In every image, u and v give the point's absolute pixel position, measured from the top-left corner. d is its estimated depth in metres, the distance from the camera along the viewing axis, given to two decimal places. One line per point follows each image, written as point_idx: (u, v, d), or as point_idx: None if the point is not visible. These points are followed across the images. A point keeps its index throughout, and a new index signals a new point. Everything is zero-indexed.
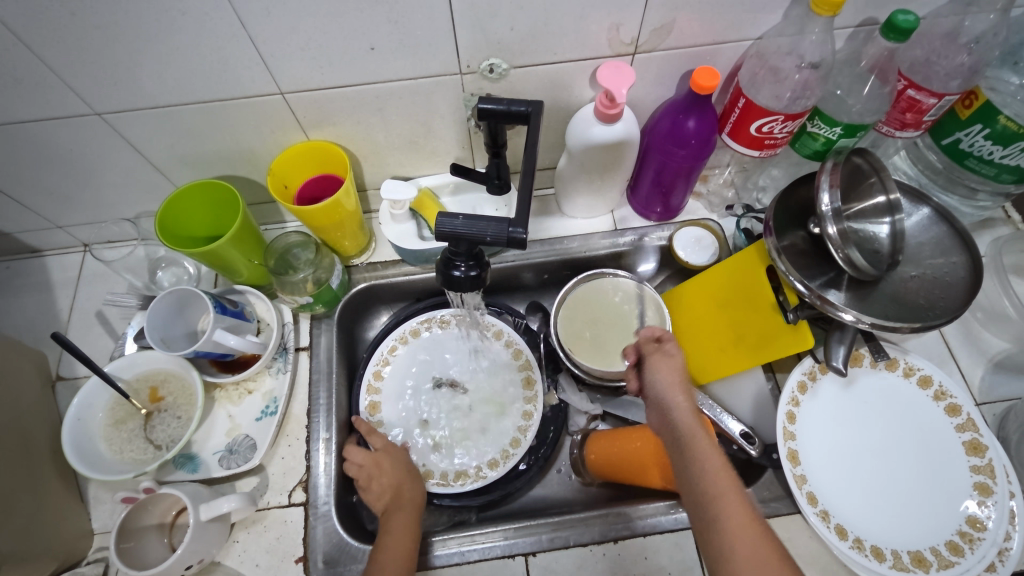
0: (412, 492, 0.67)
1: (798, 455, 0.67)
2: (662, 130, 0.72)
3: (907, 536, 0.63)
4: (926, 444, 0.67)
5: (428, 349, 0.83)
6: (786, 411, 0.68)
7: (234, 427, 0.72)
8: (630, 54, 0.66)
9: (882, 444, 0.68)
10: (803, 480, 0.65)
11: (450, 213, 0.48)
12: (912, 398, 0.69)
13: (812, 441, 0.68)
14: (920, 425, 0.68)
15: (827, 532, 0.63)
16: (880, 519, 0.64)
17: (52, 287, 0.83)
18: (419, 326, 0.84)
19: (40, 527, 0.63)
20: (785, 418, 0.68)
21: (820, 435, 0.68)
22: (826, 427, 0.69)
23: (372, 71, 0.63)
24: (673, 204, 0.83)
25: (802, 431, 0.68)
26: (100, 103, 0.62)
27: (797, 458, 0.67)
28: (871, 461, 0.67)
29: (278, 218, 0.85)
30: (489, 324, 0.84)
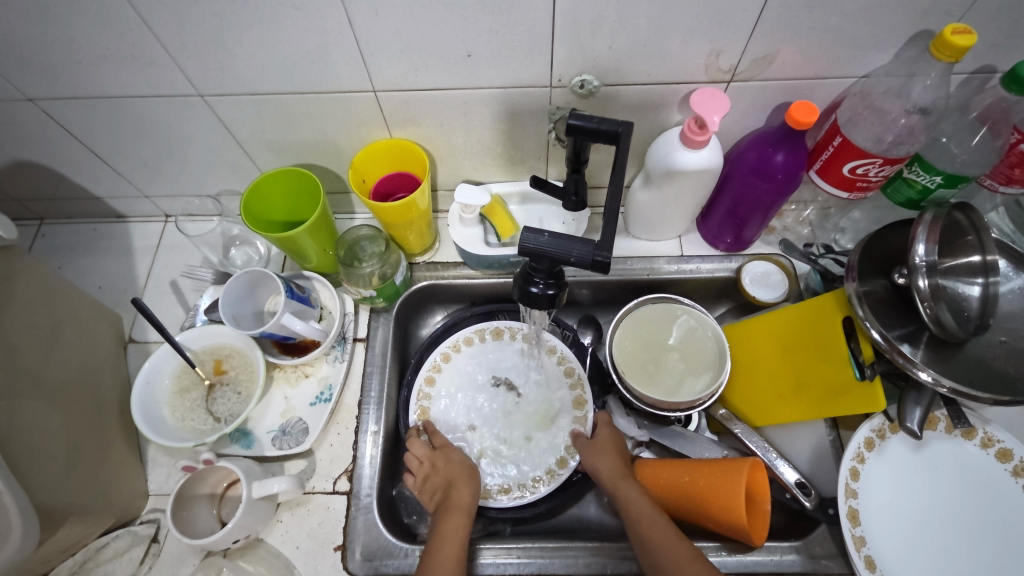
0: (462, 500, 0.65)
1: (858, 515, 0.64)
2: (748, 161, 0.70)
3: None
4: (1000, 521, 0.63)
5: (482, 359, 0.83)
6: (850, 467, 0.65)
7: (288, 409, 0.74)
8: (726, 81, 0.64)
9: (950, 515, 0.64)
10: (861, 542, 0.63)
11: (537, 230, 0.47)
12: (988, 469, 0.65)
13: (873, 501, 0.65)
14: (995, 500, 0.64)
15: None
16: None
17: (132, 252, 0.87)
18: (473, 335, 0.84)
19: (104, 483, 0.66)
20: (848, 474, 0.65)
21: (883, 496, 0.65)
22: (891, 488, 0.65)
23: (464, 77, 0.63)
24: (746, 236, 0.81)
25: (864, 490, 0.65)
26: (203, 86, 0.65)
27: (857, 518, 0.63)
28: (937, 531, 0.63)
29: (349, 208, 0.87)
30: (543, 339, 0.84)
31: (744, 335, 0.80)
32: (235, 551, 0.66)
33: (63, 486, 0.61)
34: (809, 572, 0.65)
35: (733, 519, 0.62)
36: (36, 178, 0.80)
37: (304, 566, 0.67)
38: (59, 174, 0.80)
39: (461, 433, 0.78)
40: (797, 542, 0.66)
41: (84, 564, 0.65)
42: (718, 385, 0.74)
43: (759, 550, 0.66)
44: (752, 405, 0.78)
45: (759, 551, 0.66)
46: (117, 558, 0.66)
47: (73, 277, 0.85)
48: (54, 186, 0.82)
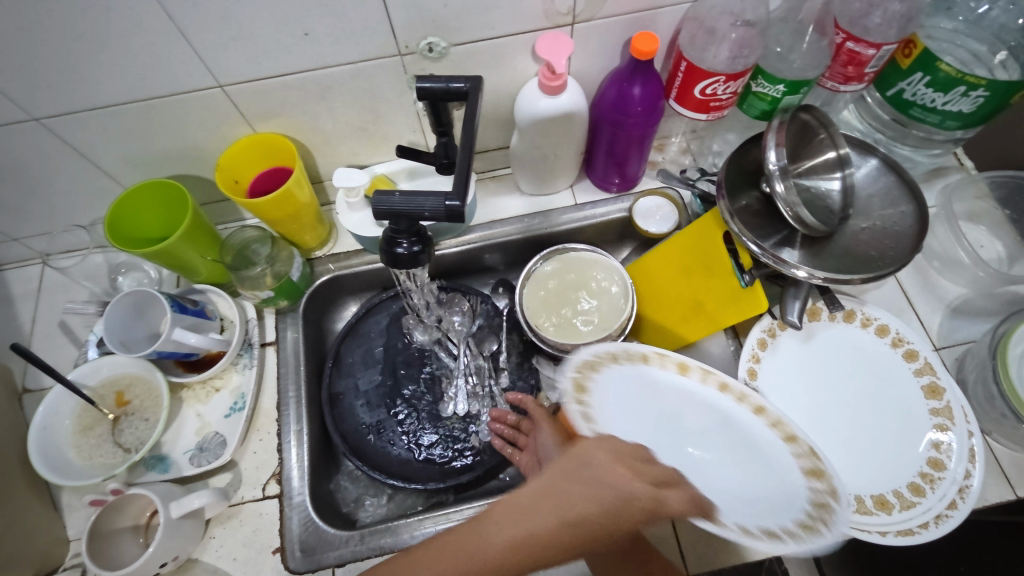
0: (489, 539, 0.43)
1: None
2: (609, 99, 0.72)
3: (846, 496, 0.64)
4: (876, 411, 0.68)
5: (702, 451, 0.48)
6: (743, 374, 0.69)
7: (203, 425, 0.72)
8: (569, 24, 0.66)
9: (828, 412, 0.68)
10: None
11: (388, 191, 0.48)
12: (874, 362, 0.69)
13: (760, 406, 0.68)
14: (873, 394, 0.68)
15: None
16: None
17: (12, 300, 0.82)
18: (737, 392, 0.49)
19: (11, 537, 0.63)
20: (733, 384, 0.69)
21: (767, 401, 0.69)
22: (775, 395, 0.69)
23: (311, 58, 0.63)
24: (630, 173, 0.83)
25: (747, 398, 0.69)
26: (36, 108, 0.61)
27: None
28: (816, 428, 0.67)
29: (236, 216, 0.85)
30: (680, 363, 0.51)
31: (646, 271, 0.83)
32: None
33: None
34: None
35: None
36: None
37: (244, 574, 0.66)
38: None
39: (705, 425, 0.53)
40: None
41: None
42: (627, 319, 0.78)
43: None
44: (662, 332, 0.81)
45: None
46: None
47: None
48: None
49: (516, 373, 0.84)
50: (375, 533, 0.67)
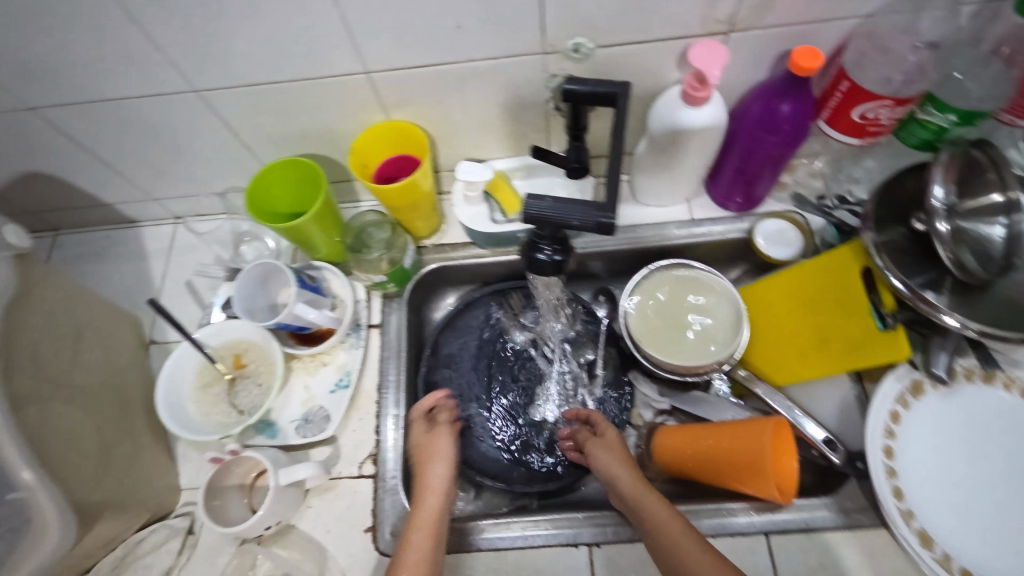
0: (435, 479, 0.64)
1: (894, 449, 0.64)
2: (753, 115, 0.68)
3: None
4: None
5: None
6: (890, 411, 0.65)
7: (309, 397, 0.75)
8: (724, 33, 0.62)
9: (1006, 442, 0.62)
10: (893, 472, 0.63)
11: (538, 196, 0.47)
12: None
13: (918, 433, 0.64)
14: None
15: (909, 537, 0.61)
16: (993, 520, 0.60)
17: (148, 256, 0.88)
18: None
19: (136, 479, 0.67)
20: (887, 418, 0.65)
21: (928, 429, 0.64)
22: (941, 421, 0.64)
23: (457, 50, 0.62)
24: (756, 193, 0.79)
25: (918, 441, 0.64)
26: (199, 81, 0.64)
27: (893, 453, 0.64)
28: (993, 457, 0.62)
29: (353, 197, 0.87)
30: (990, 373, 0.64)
31: (760, 298, 0.78)
32: (269, 538, 0.68)
33: (95, 483, 0.63)
34: (842, 528, 0.65)
35: (758, 477, 0.62)
36: (48, 187, 0.82)
37: (336, 548, 0.68)
38: (69, 183, 0.81)
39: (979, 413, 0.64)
40: (827, 498, 0.66)
41: (125, 559, 0.67)
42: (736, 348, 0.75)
43: (789, 509, 0.65)
44: (773, 364, 0.76)
45: (788, 509, 0.65)
46: (156, 550, 0.68)
47: (94, 284, 0.87)
48: (67, 195, 0.84)
49: (609, 386, 0.82)
50: (468, 530, 0.68)
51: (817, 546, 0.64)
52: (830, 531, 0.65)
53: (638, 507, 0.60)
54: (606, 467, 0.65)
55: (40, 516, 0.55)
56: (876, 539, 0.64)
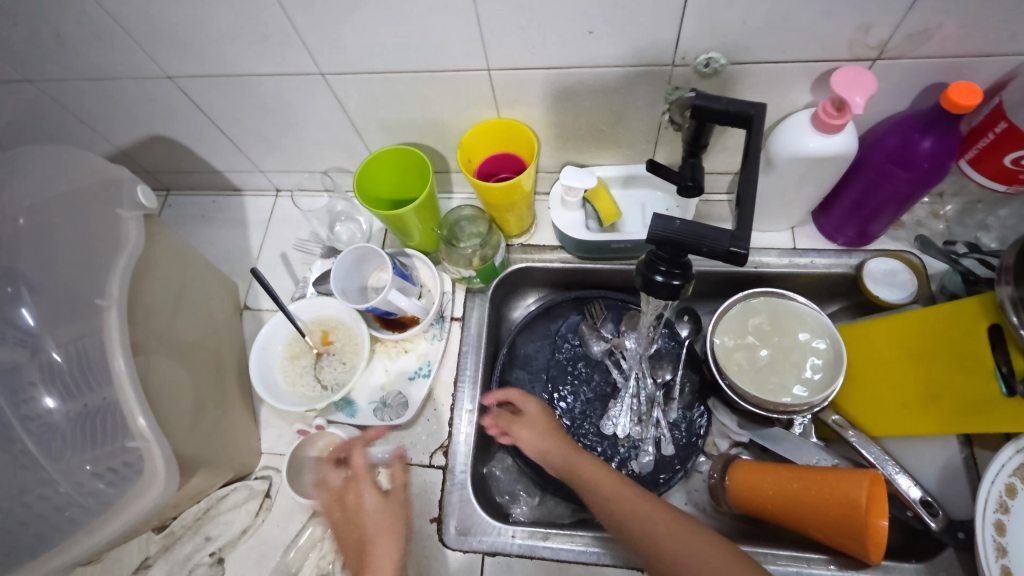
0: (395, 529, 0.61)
1: (1007, 526, 0.58)
2: (887, 148, 0.64)
3: None
4: None
5: None
6: (1006, 483, 0.59)
7: (389, 381, 0.77)
8: (871, 59, 0.58)
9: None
10: (1002, 551, 0.57)
11: (668, 216, 0.45)
12: None
13: None
14: None
15: None
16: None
17: (248, 224, 0.93)
18: None
19: (225, 439, 0.71)
20: (1003, 490, 0.59)
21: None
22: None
23: (583, 55, 0.61)
24: (872, 230, 0.74)
25: None
26: (325, 64, 0.66)
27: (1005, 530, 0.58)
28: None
29: (447, 188, 0.88)
30: None
31: (862, 340, 0.74)
32: None
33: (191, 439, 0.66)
34: None
35: (848, 532, 0.60)
36: (168, 150, 0.87)
37: None
38: (188, 147, 0.86)
39: None
40: (919, 565, 0.63)
41: (208, 512, 0.71)
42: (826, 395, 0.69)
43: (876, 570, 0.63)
44: (868, 412, 0.71)
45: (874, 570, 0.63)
46: (236, 507, 0.71)
47: (198, 245, 0.92)
48: (184, 159, 0.88)
49: (685, 411, 0.79)
50: (533, 536, 0.67)
51: None
52: None
53: (596, 490, 0.61)
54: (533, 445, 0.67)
55: (150, 463, 0.57)
56: None
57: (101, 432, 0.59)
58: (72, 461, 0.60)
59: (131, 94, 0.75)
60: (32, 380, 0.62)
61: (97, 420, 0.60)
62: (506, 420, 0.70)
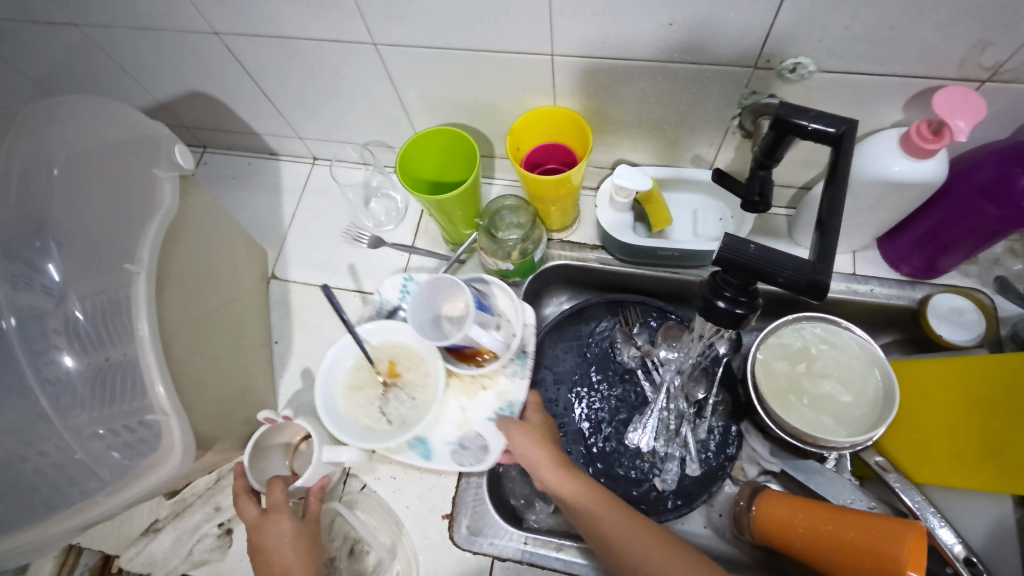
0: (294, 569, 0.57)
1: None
2: (980, 180, 0.58)
3: None
4: None
5: None
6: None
7: (465, 421, 0.68)
8: (980, 81, 0.52)
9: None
10: None
11: (743, 238, 0.41)
12: None
13: None
14: None
15: None
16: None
17: (282, 190, 0.90)
18: None
19: (243, 411, 0.70)
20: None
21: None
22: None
23: (658, 48, 0.56)
24: (942, 264, 0.69)
25: None
26: (379, 34, 0.62)
27: None
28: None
29: (489, 172, 0.84)
30: None
31: (915, 379, 0.69)
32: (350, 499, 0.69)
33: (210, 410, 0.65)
34: None
35: None
36: (207, 106, 0.84)
37: (412, 526, 0.68)
38: (229, 107, 0.83)
39: None
40: None
41: (219, 482, 0.70)
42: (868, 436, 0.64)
43: None
44: (914, 457, 0.67)
45: None
46: None
47: (230, 208, 0.90)
48: (223, 117, 0.86)
49: (715, 431, 0.75)
50: (546, 546, 0.64)
51: None
52: None
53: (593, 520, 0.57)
54: (524, 453, 0.62)
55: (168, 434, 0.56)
56: None
57: (121, 390, 0.57)
58: (82, 421, 0.58)
59: (177, 47, 0.72)
60: (55, 329, 0.60)
61: (117, 377, 0.58)
62: (510, 424, 0.65)
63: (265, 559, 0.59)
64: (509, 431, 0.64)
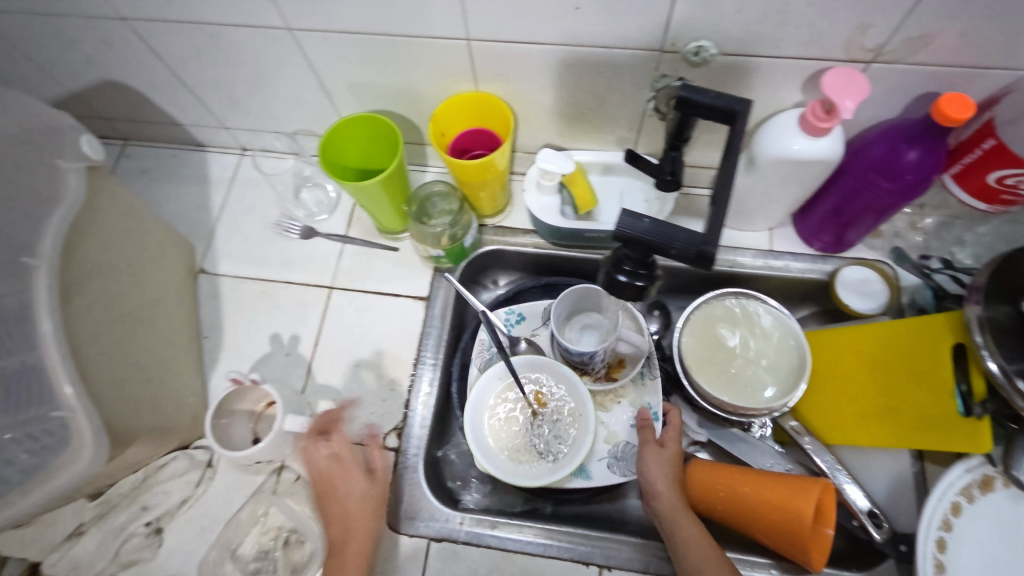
0: (351, 502, 0.65)
1: (948, 543, 0.58)
2: (871, 156, 0.62)
3: None
4: None
5: None
6: (952, 501, 0.59)
7: (611, 434, 0.73)
8: (866, 62, 0.56)
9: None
10: (942, 567, 0.57)
11: (636, 214, 0.43)
12: None
13: (975, 533, 0.58)
14: None
15: None
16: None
17: (209, 183, 0.88)
18: None
19: (169, 408, 0.68)
20: (948, 507, 0.59)
21: (985, 530, 0.59)
22: (1000, 525, 0.59)
23: (570, 33, 0.58)
24: (848, 237, 0.73)
25: (975, 542, 0.58)
26: (293, 19, 0.61)
27: (945, 546, 0.58)
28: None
29: (421, 160, 0.84)
30: None
31: (828, 346, 0.72)
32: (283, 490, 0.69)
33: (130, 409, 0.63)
34: None
35: (795, 540, 0.60)
36: (123, 97, 0.81)
37: None
38: (147, 97, 0.80)
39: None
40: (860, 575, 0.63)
41: (145, 480, 0.68)
42: (783, 404, 0.68)
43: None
44: (828, 419, 0.70)
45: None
46: (176, 477, 0.69)
47: (155, 201, 0.87)
48: (142, 108, 0.83)
49: None
50: (481, 525, 0.66)
51: None
52: None
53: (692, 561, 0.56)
54: (651, 477, 0.63)
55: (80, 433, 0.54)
56: None
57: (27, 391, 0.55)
58: None
59: (84, 34, 0.69)
60: None
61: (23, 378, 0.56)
62: (649, 445, 0.66)
63: (328, 503, 0.65)
64: (645, 452, 0.65)
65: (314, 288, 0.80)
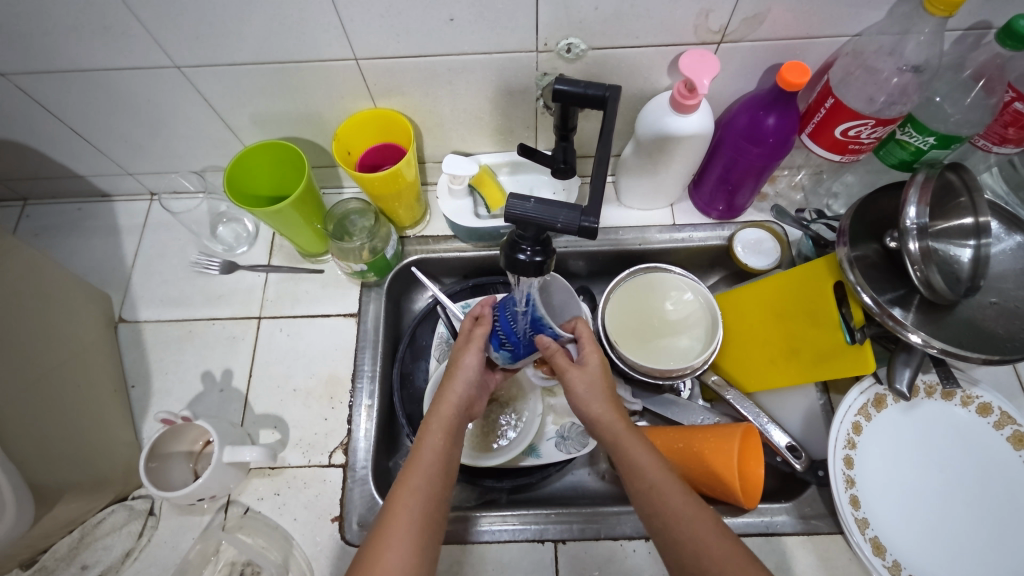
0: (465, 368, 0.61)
1: (854, 459, 0.65)
2: (739, 125, 0.68)
3: (972, 541, 0.61)
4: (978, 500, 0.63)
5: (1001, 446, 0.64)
6: (852, 422, 0.66)
7: (559, 415, 0.76)
8: (716, 43, 0.63)
9: (951, 455, 0.65)
10: (851, 482, 0.64)
11: (522, 196, 0.47)
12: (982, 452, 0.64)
13: (874, 447, 0.66)
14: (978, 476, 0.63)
15: (862, 544, 0.62)
16: (938, 529, 0.62)
17: (119, 231, 0.87)
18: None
19: (98, 462, 0.66)
20: (850, 428, 0.66)
21: (883, 442, 0.66)
22: (895, 435, 0.66)
23: (450, 43, 0.62)
24: (738, 202, 0.80)
25: (874, 455, 0.66)
26: (180, 57, 0.63)
27: (851, 463, 0.65)
28: (942, 468, 0.65)
29: (337, 182, 0.86)
30: (946, 391, 0.67)
31: (734, 306, 0.79)
32: (233, 524, 0.68)
33: (55, 467, 0.61)
34: (800, 533, 0.67)
35: (725, 484, 0.64)
36: (15, 156, 0.79)
37: (302, 536, 0.68)
38: (40, 153, 0.79)
39: (930, 428, 0.66)
40: (789, 504, 0.68)
41: (83, 539, 0.66)
42: (703, 359, 0.74)
43: (751, 513, 0.68)
44: (743, 370, 0.77)
45: (751, 512, 0.68)
46: (114, 532, 0.67)
47: (62, 257, 0.84)
48: (36, 165, 0.81)
49: None
50: None
51: (776, 548, 0.67)
52: (789, 535, 0.67)
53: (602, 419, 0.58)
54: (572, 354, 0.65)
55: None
56: (830, 544, 0.67)
57: None
58: None
59: None
60: None
61: None
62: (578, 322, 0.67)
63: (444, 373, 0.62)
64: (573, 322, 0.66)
65: (243, 320, 0.80)
